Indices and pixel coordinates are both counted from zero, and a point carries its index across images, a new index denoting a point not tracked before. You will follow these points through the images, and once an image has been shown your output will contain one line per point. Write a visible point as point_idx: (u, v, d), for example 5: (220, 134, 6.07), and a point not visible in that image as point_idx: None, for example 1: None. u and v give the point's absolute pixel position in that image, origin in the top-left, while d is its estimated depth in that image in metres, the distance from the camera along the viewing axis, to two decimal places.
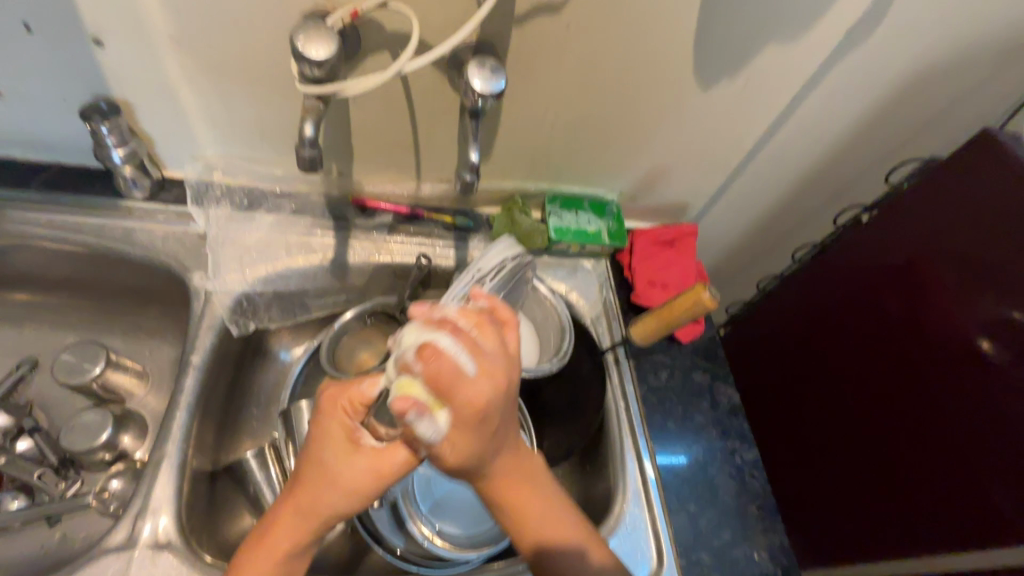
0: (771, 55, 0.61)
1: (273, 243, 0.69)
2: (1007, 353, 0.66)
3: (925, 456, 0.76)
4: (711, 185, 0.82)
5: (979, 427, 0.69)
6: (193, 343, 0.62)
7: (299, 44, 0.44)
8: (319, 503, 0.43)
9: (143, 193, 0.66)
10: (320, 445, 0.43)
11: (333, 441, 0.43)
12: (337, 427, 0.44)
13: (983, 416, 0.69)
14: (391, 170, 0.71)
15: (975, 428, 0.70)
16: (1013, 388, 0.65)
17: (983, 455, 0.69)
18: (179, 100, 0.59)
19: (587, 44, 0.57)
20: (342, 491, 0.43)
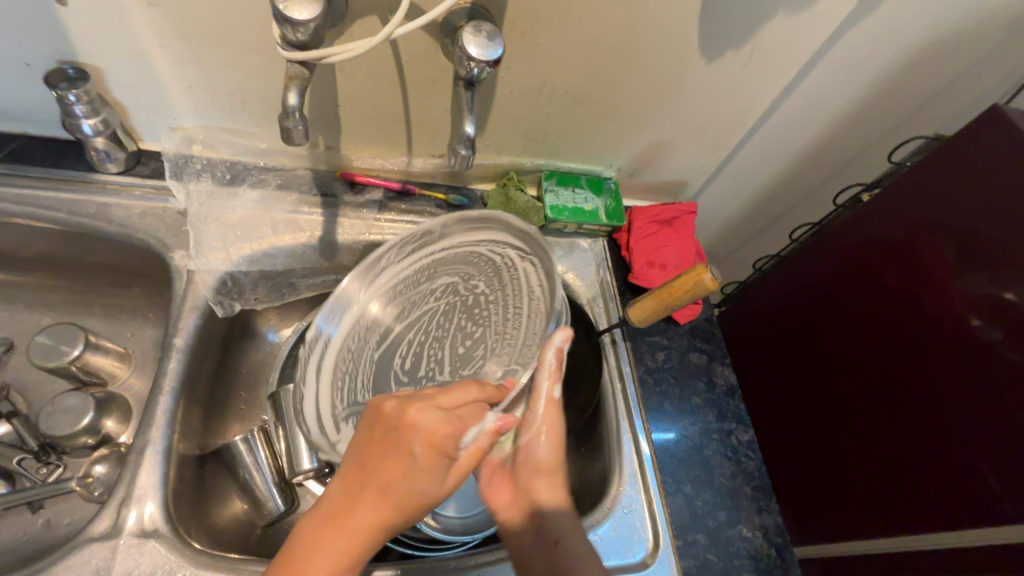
0: (780, 26, 0.59)
1: (259, 220, 0.66)
2: (998, 334, 0.66)
3: (917, 436, 0.76)
4: (712, 162, 0.80)
5: (971, 408, 0.70)
6: (176, 326, 0.59)
7: (281, 5, 0.40)
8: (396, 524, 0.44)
9: (117, 166, 0.62)
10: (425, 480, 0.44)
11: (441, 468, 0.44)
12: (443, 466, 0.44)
13: (977, 398, 0.69)
14: (381, 143, 0.68)
15: (969, 409, 0.70)
16: (1002, 370, 0.65)
17: (971, 434, 0.70)
18: (153, 66, 0.55)
19: (588, 11, 0.54)
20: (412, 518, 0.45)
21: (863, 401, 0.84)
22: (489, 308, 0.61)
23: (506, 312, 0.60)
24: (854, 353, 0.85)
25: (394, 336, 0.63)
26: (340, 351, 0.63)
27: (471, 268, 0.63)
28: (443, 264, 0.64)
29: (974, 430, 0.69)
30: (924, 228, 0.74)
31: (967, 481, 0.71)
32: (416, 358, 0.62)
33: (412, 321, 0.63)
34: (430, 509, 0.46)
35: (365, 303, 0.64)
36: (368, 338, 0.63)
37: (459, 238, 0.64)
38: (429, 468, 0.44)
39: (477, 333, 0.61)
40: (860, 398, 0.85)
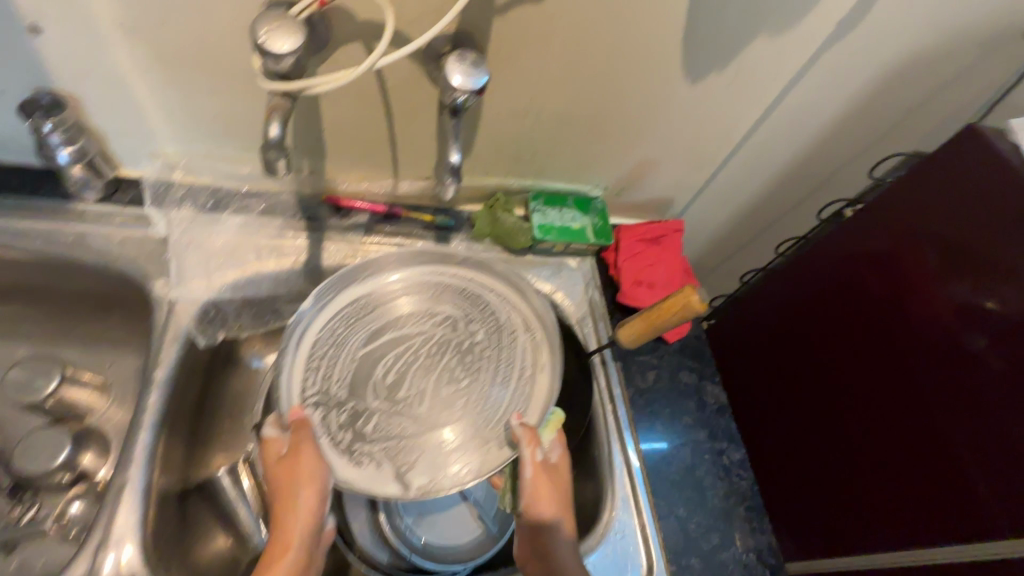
0: (761, 49, 0.60)
1: (241, 246, 0.65)
2: (981, 342, 0.66)
3: (904, 448, 0.76)
4: (697, 180, 0.80)
5: (957, 420, 0.70)
6: (156, 358, 0.57)
7: (260, 38, 0.40)
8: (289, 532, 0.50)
9: (96, 194, 0.61)
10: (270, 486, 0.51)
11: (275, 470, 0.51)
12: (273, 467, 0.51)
13: (964, 410, 0.69)
14: (366, 166, 0.67)
15: (956, 422, 0.70)
16: (986, 378, 0.66)
17: (956, 443, 0.70)
18: (132, 93, 0.54)
19: (571, 36, 0.55)
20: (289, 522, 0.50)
21: (851, 413, 0.84)
22: (485, 360, 0.61)
23: (498, 371, 0.60)
24: (842, 365, 0.86)
25: (378, 335, 0.61)
26: (323, 345, 0.59)
27: (473, 316, 0.63)
28: (446, 297, 0.63)
29: (962, 443, 0.69)
30: (909, 240, 0.75)
31: (956, 495, 0.70)
32: (395, 371, 0.59)
33: (397, 334, 0.61)
34: (297, 508, 0.50)
35: (362, 296, 0.62)
36: (354, 338, 0.60)
37: (471, 278, 0.65)
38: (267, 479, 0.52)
39: (461, 381, 0.59)
40: (849, 409, 0.85)
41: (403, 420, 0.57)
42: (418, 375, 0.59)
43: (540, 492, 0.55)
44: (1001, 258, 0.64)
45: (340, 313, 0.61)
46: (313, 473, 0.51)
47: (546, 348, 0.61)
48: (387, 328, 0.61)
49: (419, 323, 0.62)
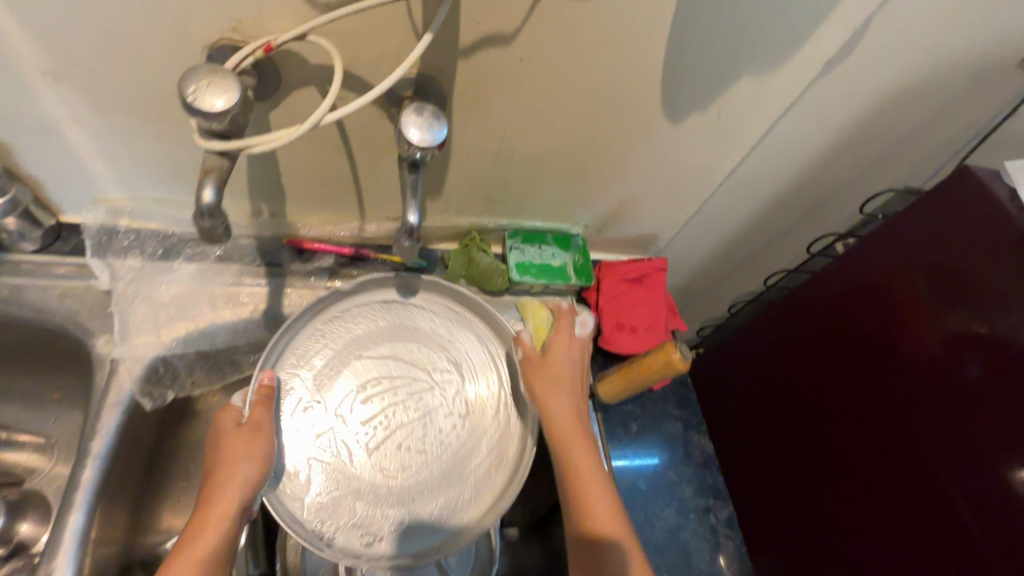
0: (745, 89, 0.57)
1: (194, 296, 0.60)
2: (979, 371, 0.62)
3: (892, 492, 0.70)
4: (681, 216, 0.77)
5: (946, 461, 0.64)
6: (94, 426, 0.52)
7: (189, 94, 0.36)
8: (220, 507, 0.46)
9: (34, 245, 0.57)
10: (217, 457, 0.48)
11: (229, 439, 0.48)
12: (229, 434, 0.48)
13: (955, 450, 0.63)
14: (330, 208, 0.63)
15: (946, 463, 0.64)
16: (985, 410, 0.61)
17: (951, 480, 0.64)
18: (67, 139, 0.50)
19: (542, 79, 0.51)
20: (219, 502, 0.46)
21: (833, 454, 0.78)
22: (460, 414, 0.55)
23: (461, 449, 0.54)
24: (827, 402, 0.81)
25: (363, 358, 0.56)
26: (315, 352, 0.55)
27: (465, 370, 0.57)
28: (427, 328, 0.59)
29: (954, 487, 0.63)
30: (899, 273, 0.72)
31: (947, 546, 0.63)
32: (370, 399, 0.54)
33: (388, 360, 0.56)
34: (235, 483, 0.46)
35: (367, 312, 0.58)
36: (345, 355, 0.55)
37: (480, 323, 0.60)
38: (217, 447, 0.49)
39: (422, 438, 0.53)
40: (831, 449, 0.79)
41: (346, 460, 0.51)
42: (386, 416, 0.54)
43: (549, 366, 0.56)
44: (1004, 285, 0.61)
45: (326, 335, 0.56)
46: (260, 451, 0.48)
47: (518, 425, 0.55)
48: (384, 353, 0.56)
49: (416, 355, 0.57)
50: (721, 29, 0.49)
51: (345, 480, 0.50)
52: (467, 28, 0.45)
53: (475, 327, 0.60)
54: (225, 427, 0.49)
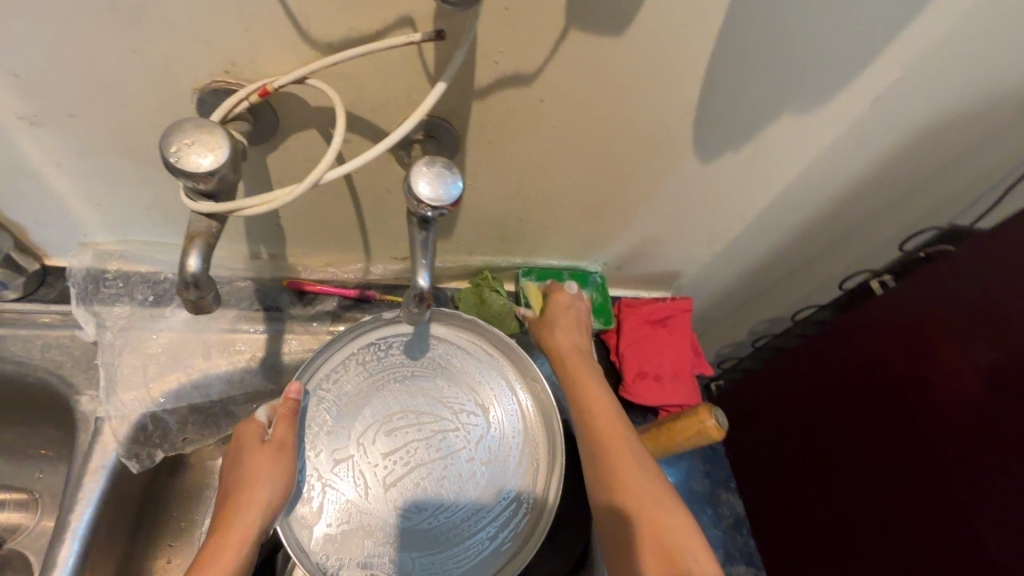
0: (783, 127, 0.52)
1: (187, 344, 0.56)
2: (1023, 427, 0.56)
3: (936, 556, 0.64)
4: (706, 253, 0.73)
5: (993, 521, 0.59)
6: (74, 493, 0.48)
7: (171, 154, 0.32)
8: (235, 529, 0.41)
9: (15, 293, 0.52)
10: (234, 472, 0.44)
11: (249, 454, 0.44)
12: (252, 448, 0.44)
13: (1001, 509, 0.58)
14: (333, 250, 0.59)
15: (992, 524, 0.59)
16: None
17: (999, 547, 0.58)
18: (49, 184, 0.46)
19: (564, 120, 0.47)
20: (235, 524, 0.42)
21: (871, 511, 0.73)
22: (487, 461, 0.50)
23: (485, 505, 0.49)
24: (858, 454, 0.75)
25: (385, 390, 0.51)
26: (343, 376, 0.51)
27: (496, 416, 0.52)
28: (451, 357, 0.53)
29: (1002, 552, 0.57)
30: (933, 314, 0.67)
31: None
32: (394, 431, 0.50)
33: (417, 394, 0.51)
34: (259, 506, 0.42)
35: (396, 339, 0.53)
36: (373, 380, 0.51)
37: (508, 365, 0.54)
38: (233, 463, 0.45)
39: (443, 486, 0.49)
40: (868, 506, 0.74)
41: (360, 498, 0.47)
42: (407, 455, 0.49)
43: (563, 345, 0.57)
44: None
45: (351, 372, 0.51)
46: (285, 469, 0.44)
47: (551, 472, 0.50)
48: (413, 386, 0.51)
49: (446, 393, 0.52)
50: (761, 67, 0.45)
51: (359, 518, 0.46)
52: (483, 69, 0.41)
53: (509, 368, 0.54)
54: (248, 443, 0.45)
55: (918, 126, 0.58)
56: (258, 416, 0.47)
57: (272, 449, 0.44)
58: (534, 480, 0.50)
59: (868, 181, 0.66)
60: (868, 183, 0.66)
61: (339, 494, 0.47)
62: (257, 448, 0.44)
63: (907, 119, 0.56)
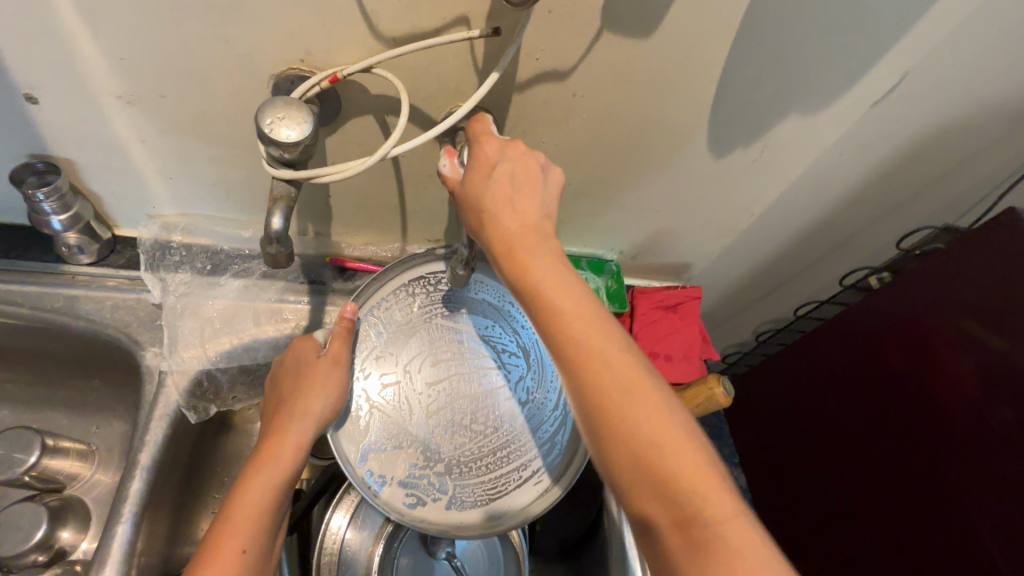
0: (791, 126, 0.57)
1: (239, 311, 0.62)
2: (1009, 414, 0.60)
3: (929, 538, 0.68)
4: (716, 246, 0.78)
5: (987, 508, 0.62)
6: (142, 438, 0.54)
7: (265, 126, 0.37)
8: (291, 431, 0.47)
9: (90, 258, 0.58)
10: (292, 379, 0.49)
11: (307, 366, 0.49)
12: (310, 362, 0.49)
13: (995, 500, 0.62)
14: (373, 229, 0.64)
15: (986, 512, 0.62)
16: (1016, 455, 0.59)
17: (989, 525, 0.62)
18: (131, 160, 0.52)
19: (592, 112, 0.52)
20: (292, 428, 0.47)
21: (867, 495, 0.77)
22: (523, 395, 0.55)
23: (517, 431, 0.53)
24: (857, 441, 0.79)
25: (432, 322, 0.55)
26: (394, 309, 0.55)
27: (532, 357, 0.56)
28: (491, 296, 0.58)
29: (993, 537, 0.61)
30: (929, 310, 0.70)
31: None
32: (438, 363, 0.54)
33: (460, 330, 0.56)
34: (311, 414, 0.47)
35: (443, 277, 0.57)
36: (421, 314, 0.55)
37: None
38: (291, 374, 0.50)
39: (481, 415, 0.53)
40: (864, 490, 0.77)
41: (405, 422, 0.51)
42: (451, 384, 0.54)
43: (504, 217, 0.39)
44: None
45: (399, 302, 0.56)
46: (340, 383, 0.49)
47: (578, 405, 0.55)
48: (457, 323, 0.56)
49: (487, 332, 0.56)
50: (771, 69, 0.50)
51: (403, 442, 0.51)
52: (525, 64, 0.46)
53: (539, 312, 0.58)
54: (305, 357, 0.49)
55: (914, 131, 0.63)
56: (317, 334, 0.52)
57: (325, 362, 0.49)
58: (565, 423, 0.55)
59: (869, 183, 0.71)
60: (870, 184, 0.71)
61: (388, 419, 0.51)
62: (313, 362, 0.49)
63: (904, 124, 0.61)
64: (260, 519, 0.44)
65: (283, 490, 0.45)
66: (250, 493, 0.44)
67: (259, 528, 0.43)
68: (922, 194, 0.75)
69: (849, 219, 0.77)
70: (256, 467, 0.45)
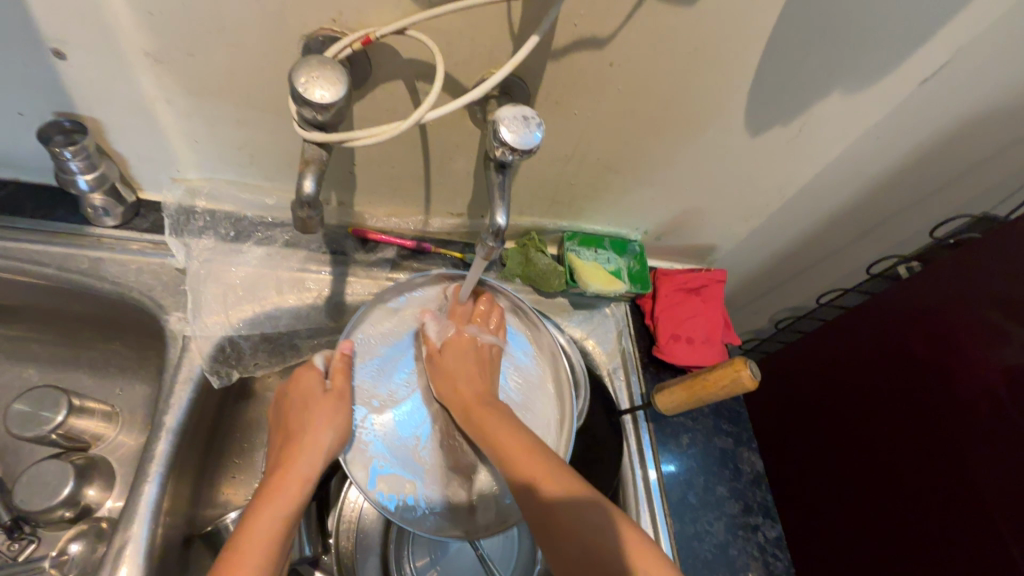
0: (833, 104, 0.55)
1: (262, 279, 0.62)
2: None
3: (939, 530, 0.67)
4: (743, 229, 0.76)
5: (1004, 500, 0.61)
6: (167, 400, 0.54)
7: (299, 86, 0.37)
8: (309, 459, 0.49)
9: (114, 220, 0.58)
10: (302, 410, 0.51)
11: (314, 399, 0.52)
12: (314, 396, 0.52)
13: (1014, 494, 0.60)
14: (397, 201, 0.63)
15: (1002, 504, 0.61)
16: None
17: (1005, 517, 0.61)
18: (157, 120, 0.51)
19: (629, 84, 0.50)
20: (303, 457, 0.49)
21: (871, 485, 0.76)
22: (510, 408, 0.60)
23: None
24: (867, 430, 0.78)
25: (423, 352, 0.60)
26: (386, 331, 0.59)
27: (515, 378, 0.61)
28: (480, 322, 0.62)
29: (1008, 528, 0.60)
30: (958, 301, 0.68)
31: None
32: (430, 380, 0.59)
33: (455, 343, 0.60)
34: (326, 451, 0.50)
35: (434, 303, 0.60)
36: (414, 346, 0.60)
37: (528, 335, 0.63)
38: (296, 407, 0.52)
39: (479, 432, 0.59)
40: (870, 478, 0.76)
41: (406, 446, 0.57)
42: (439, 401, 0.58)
43: (456, 347, 0.58)
44: None
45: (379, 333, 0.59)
46: (342, 419, 0.52)
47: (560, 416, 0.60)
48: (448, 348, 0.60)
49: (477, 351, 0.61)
50: (819, 42, 0.48)
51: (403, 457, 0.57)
52: (564, 29, 0.44)
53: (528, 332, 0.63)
54: (311, 389, 0.52)
55: (961, 112, 0.61)
56: (317, 362, 0.54)
57: (336, 396, 0.52)
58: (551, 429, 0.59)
59: (907, 168, 0.68)
60: (909, 168, 0.69)
61: (384, 437, 0.56)
62: (320, 396, 0.52)
63: (952, 104, 0.59)
64: (275, 550, 0.43)
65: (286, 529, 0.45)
66: (255, 533, 0.43)
67: (265, 563, 0.42)
68: (962, 182, 0.73)
69: (882, 205, 0.75)
70: (260, 503, 0.45)
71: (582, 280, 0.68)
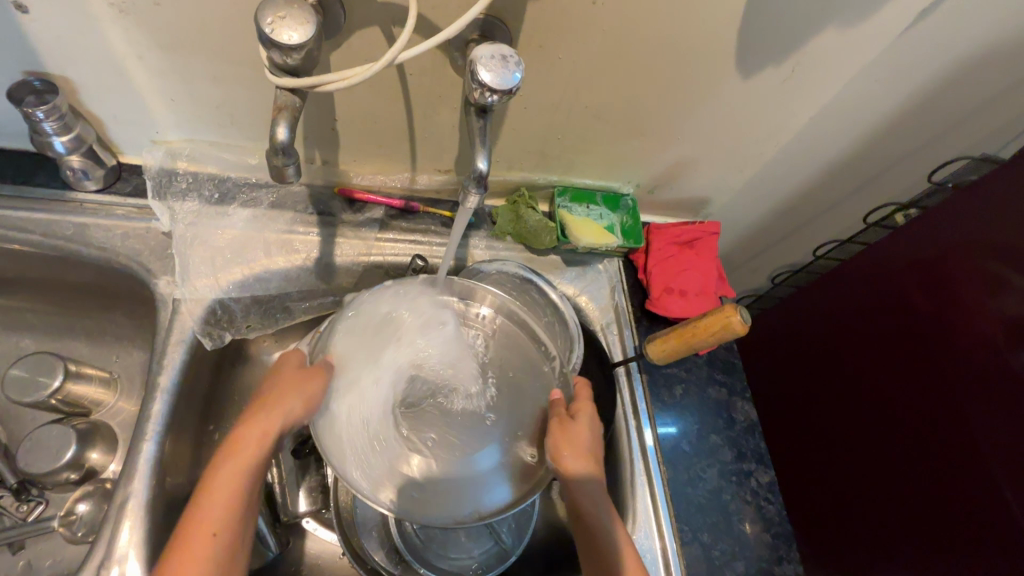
0: (827, 40, 0.53)
1: (249, 241, 0.61)
2: None
3: (926, 468, 0.69)
4: (738, 179, 0.74)
5: (994, 442, 0.63)
6: (161, 362, 0.55)
7: (266, 28, 0.35)
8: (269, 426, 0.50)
9: (96, 183, 0.58)
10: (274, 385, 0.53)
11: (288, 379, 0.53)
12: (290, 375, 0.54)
13: (1003, 434, 0.62)
14: (382, 159, 0.62)
15: (990, 444, 0.63)
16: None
17: (993, 457, 0.63)
18: (130, 77, 0.50)
19: (614, 24, 0.49)
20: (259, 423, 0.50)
21: (862, 430, 0.78)
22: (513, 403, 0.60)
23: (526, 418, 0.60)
24: (860, 377, 0.79)
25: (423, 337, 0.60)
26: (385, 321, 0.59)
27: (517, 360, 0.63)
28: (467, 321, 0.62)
29: (998, 469, 0.62)
30: (954, 248, 0.67)
31: (991, 525, 0.63)
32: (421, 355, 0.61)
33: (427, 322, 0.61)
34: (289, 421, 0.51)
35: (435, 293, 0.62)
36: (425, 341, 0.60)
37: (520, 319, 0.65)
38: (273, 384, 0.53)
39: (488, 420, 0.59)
40: (862, 422, 0.78)
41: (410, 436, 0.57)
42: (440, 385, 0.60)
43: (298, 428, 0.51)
44: None
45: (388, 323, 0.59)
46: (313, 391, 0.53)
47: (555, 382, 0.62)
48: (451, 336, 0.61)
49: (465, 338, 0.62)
50: None
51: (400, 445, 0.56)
52: None
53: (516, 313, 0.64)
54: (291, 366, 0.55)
55: (963, 47, 0.58)
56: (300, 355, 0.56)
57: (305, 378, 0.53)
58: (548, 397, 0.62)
59: (908, 111, 0.67)
60: (908, 111, 0.67)
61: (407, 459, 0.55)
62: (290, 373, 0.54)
63: (952, 38, 0.57)
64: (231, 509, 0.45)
65: (248, 473, 0.47)
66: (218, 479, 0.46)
67: (220, 520, 0.44)
68: (963, 125, 0.71)
69: (881, 151, 0.73)
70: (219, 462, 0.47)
71: (572, 235, 0.67)
